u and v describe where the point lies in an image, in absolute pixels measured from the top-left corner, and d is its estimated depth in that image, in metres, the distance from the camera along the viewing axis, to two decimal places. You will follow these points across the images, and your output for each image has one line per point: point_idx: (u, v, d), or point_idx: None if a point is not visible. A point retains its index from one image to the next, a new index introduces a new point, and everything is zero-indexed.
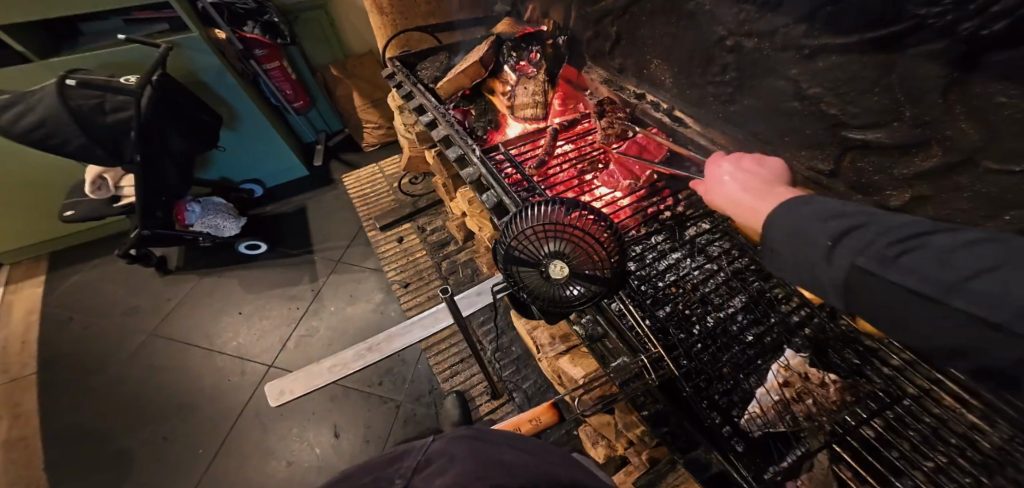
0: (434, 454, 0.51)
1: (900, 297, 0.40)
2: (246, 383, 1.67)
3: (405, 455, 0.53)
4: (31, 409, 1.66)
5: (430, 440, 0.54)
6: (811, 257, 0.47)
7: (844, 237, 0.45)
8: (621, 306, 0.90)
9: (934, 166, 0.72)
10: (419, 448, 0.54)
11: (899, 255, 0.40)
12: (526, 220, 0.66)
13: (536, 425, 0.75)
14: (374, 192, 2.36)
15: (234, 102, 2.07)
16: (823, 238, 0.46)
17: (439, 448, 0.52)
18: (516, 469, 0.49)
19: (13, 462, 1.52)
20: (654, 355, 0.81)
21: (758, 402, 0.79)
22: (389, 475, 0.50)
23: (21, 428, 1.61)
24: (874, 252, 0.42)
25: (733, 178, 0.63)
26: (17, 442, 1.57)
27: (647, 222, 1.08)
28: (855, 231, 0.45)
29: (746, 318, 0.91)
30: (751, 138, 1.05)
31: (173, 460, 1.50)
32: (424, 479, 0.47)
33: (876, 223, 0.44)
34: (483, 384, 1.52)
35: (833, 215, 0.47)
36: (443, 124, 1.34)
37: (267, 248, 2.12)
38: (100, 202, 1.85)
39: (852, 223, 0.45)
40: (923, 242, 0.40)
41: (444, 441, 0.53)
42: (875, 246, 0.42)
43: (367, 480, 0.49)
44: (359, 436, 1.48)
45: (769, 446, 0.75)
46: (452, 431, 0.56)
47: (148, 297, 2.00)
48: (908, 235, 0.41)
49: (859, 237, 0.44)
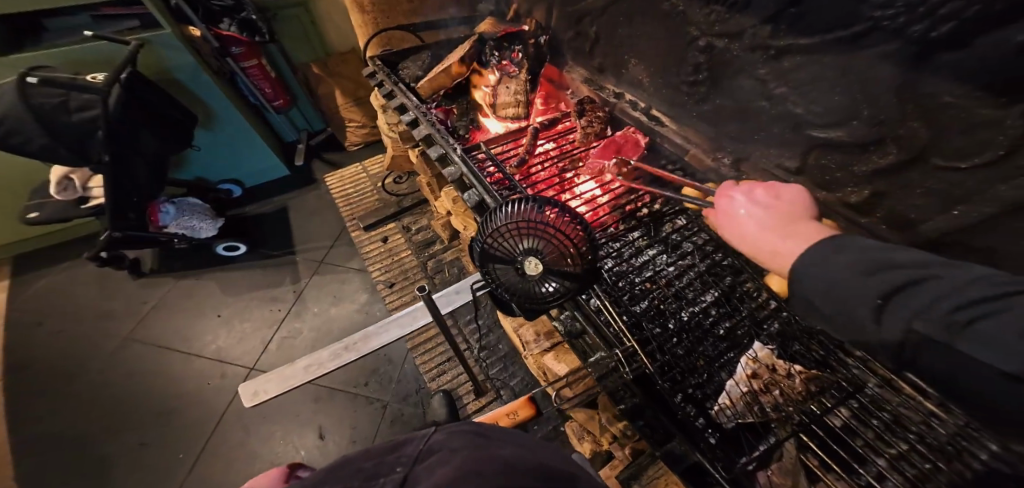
0: (437, 444, 0.45)
1: (964, 364, 0.37)
2: (227, 387, 1.64)
3: (407, 445, 0.47)
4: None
5: (431, 433, 0.49)
6: (861, 315, 0.45)
7: (897, 294, 0.43)
8: (599, 302, 0.89)
9: (890, 164, 0.76)
10: (421, 438, 0.48)
11: (967, 322, 0.38)
12: (502, 217, 0.67)
13: (514, 419, 0.77)
14: (357, 192, 2.33)
15: (209, 100, 2.02)
16: (871, 297, 0.44)
17: (442, 439, 0.46)
18: (519, 464, 0.43)
19: None
20: (628, 349, 0.82)
21: (728, 394, 0.82)
22: (388, 462, 0.44)
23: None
24: (938, 317, 0.39)
25: (747, 212, 0.63)
26: None
27: (625, 218, 1.10)
28: (911, 290, 0.42)
29: (718, 311, 0.94)
30: (724, 136, 1.08)
31: (150, 467, 1.46)
32: (426, 467, 0.41)
33: (943, 279, 0.41)
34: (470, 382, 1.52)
35: (880, 267, 0.45)
36: (425, 123, 1.33)
37: (247, 250, 2.08)
38: (66, 203, 1.79)
39: (908, 278, 0.43)
40: (998, 308, 0.37)
41: (447, 435, 0.48)
42: (937, 309, 0.40)
43: (367, 470, 0.43)
44: (345, 438, 1.47)
45: (740, 438, 0.79)
46: (455, 428, 0.50)
47: (122, 300, 1.94)
48: (985, 298, 0.37)
49: (912, 297, 0.42)
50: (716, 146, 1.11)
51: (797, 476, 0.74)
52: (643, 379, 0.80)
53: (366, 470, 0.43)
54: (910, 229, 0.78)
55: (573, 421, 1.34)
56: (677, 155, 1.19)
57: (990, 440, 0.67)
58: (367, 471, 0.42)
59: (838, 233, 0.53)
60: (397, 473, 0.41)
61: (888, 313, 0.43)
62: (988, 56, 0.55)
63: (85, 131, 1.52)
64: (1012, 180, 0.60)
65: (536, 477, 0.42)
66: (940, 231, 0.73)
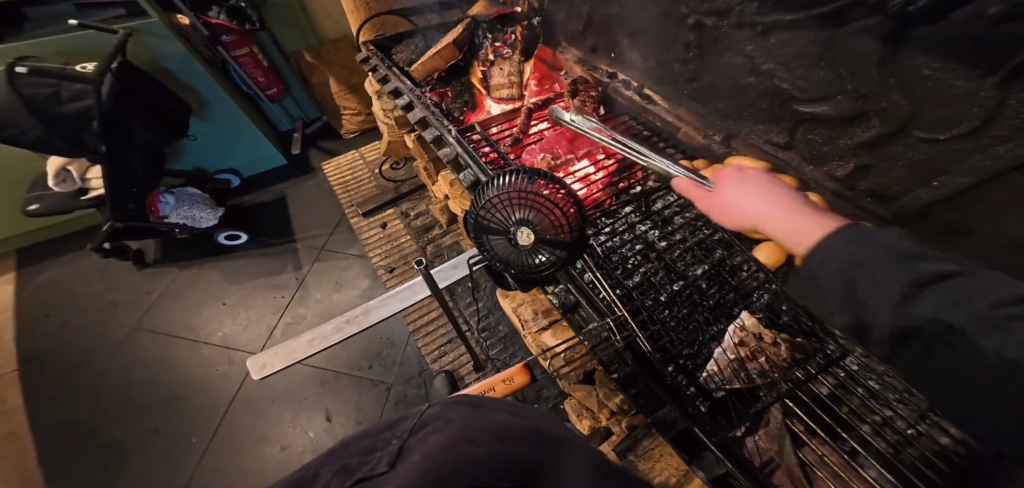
0: (430, 415, 0.42)
1: (987, 362, 0.36)
2: (234, 373, 1.68)
3: (401, 420, 0.44)
4: (17, 407, 1.65)
5: (424, 404, 0.45)
6: (882, 303, 0.42)
7: (928, 284, 0.40)
8: (592, 275, 0.93)
9: (873, 136, 0.80)
10: (415, 410, 0.46)
11: (1008, 318, 0.35)
12: (494, 189, 0.69)
13: (509, 385, 0.79)
14: (355, 179, 2.33)
15: (201, 89, 2.02)
16: (899, 282, 0.41)
17: (435, 409, 0.44)
18: (512, 434, 0.40)
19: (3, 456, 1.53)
20: (619, 317, 0.85)
21: (716, 361, 0.84)
22: (384, 435, 0.42)
23: (7, 425, 1.61)
24: (969, 310, 0.37)
25: (752, 191, 0.64)
26: (6, 437, 1.58)
27: (618, 195, 1.12)
28: (941, 281, 0.40)
29: (708, 282, 0.95)
30: (715, 114, 1.11)
31: (161, 451, 1.52)
32: (420, 440, 0.38)
33: (975, 277, 0.39)
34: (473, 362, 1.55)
35: (905, 258, 0.43)
36: (420, 106, 1.33)
37: (248, 239, 2.10)
38: (66, 194, 1.83)
39: (934, 272, 0.40)
40: None
41: (440, 406, 0.45)
42: (972, 304, 0.37)
43: (360, 446, 0.41)
44: (351, 420, 1.51)
45: (727, 404, 0.81)
46: (450, 398, 0.47)
47: (127, 291, 1.97)
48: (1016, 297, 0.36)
49: (946, 287, 0.39)
50: (707, 123, 1.14)
51: (783, 440, 0.78)
52: (632, 347, 0.82)
53: (361, 446, 0.41)
54: (893, 201, 0.82)
55: (572, 399, 1.35)
56: (669, 133, 1.21)
57: None
58: (362, 447, 0.40)
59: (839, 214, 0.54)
60: (392, 446, 0.39)
61: (913, 302, 0.40)
62: (965, 28, 0.59)
63: (77, 121, 1.54)
64: (987, 149, 0.63)
65: (527, 446, 0.39)
66: (921, 203, 0.77)
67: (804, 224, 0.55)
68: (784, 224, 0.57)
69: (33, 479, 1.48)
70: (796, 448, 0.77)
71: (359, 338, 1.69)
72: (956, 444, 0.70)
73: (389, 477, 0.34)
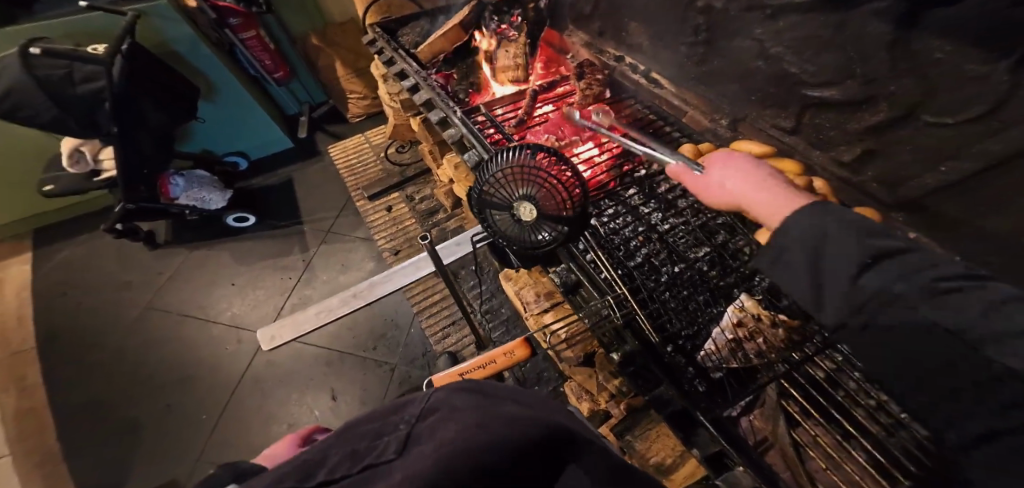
0: (437, 401, 0.43)
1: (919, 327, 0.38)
2: (242, 353, 1.72)
3: (407, 406, 0.45)
4: (37, 383, 1.72)
5: (431, 390, 0.46)
6: (841, 271, 0.43)
7: (880, 258, 0.41)
8: (594, 256, 0.93)
9: (882, 120, 0.79)
10: (423, 397, 0.46)
11: (946, 292, 0.37)
12: (498, 164, 0.70)
13: (510, 358, 0.79)
14: (360, 162, 2.34)
15: (210, 72, 2.03)
16: (861, 255, 0.42)
17: (442, 396, 0.44)
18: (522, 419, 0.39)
19: (27, 427, 1.61)
20: (619, 295, 0.86)
21: (713, 341, 0.84)
22: (392, 421, 0.42)
23: (29, 400, 1.68)
24: (918, 282, 0.38)
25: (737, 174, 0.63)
26: (28, 411, 1.65)
27: (622, 178, 1.12)
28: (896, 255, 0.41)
29: (710, 264, 0.95)
30: (722, 99, 1.10)
31: (175, 427, 1.57)
32: (428, 427, 0.39)
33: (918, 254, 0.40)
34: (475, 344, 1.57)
35: (866, 232, 0.43)
36: (426, 88, 1.33)
37: (257, 221, 2.13)
38: (80, 175, 1.86)
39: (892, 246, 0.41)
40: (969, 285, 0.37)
41: (446, 392, 0.45)
42: (920, 276, 0.39)
43: (366, 430, 0.41)
44: (357, 399, 1.56)
45: (724, 384, 0.80)
46: (457, 383, 0.47)
47: (140, 271, 2.02)
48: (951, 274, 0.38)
49: (897, 263, 0.40)
50: (714, 107, 1.13)
51: (777, 420, 0.81)
52: (630, 325, 0.83)
53: (368, 429, 0.41)
54: (899, 187, 0.82)
55: (572, 381, 1.33)
56: (675, 117, 1.21)
57: None
58: (371, 430, 0.41)
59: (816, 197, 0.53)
60: (400, 432, 0.40)
61: (872, 273, 0.41)
62: (980, 11, 0.57)
63: (91, 103, 1.57)
64: (996, 134, 0.63)
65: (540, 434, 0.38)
66: (927, 188, 0.76)
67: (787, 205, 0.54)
68: (768, 206, 0.56)
69: (55, 451, 1.56)
70: (791, 430, 0.80)
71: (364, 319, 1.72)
72: None
73: (397, 463, 0.34)
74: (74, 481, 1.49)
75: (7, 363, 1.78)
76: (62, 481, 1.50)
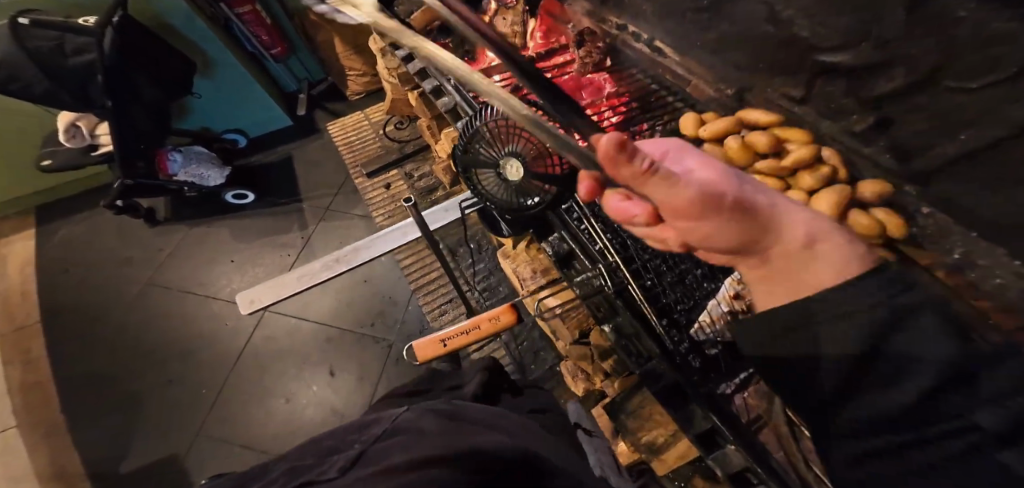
0: (404, 422, 0.43)
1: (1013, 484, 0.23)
2: (241, 328, 1.73)
3: (375, 424, 0.45)
4: (42, 357, 1.75)
5: (401, 409, 0.46)
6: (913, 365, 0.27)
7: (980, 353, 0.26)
8: (588, 225, 0.92)
9: (898, 87, 0.74)
10: (391, 416, 0.45)
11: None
12: (484, 123, 0.70)
13: (496, 323, 0.75)
14: (359, 139, 2.30)
15: (205, 46, 1.99)
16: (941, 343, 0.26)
17: (410, 417, 0.44)
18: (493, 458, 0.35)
19: (34, 399, 1.64)
20: (611, 264, 0.84)
21: (709, 312, 0.81)
22: (351, 440, 0.42)
23: (34, 375, 1.70)
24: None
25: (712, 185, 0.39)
26: (34, 384, 1.68)
27: None
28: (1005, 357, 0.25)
29: None
30: (729, 68, 1.05)
31: (176, 401, 1.60)
32: (380, 451, 0.38)
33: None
34: None
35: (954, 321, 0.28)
36: (421, 57, 1.29)
37: (255, 198, 2.11)
38: (77, 150, 1.85)
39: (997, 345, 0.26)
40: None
41: (415, 413, 0.45)
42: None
43: (325, 447, 0.42)
44: (354, 375, 1.57)
45: (718, 359, 0.78)
46: (427, 406, 0.47)
47: (140, 248, 2.02)
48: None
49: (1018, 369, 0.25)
50: (721, 77, 1.08)
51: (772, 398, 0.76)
52: (624, 297, 0.81)
53: (328, 446, 0.42)
54: (915, 158, 0.77)
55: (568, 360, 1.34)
56: (679, 87, 1.16)
57: None
58: (327, 448, 0.41)
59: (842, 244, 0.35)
60: (354, 450, 0.39)
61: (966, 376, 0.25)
62: None
63: (83, 77, 1.55)
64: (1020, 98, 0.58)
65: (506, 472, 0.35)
66: (945, 158, 0.72)
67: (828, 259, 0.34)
68: (801, 251, 0.35)
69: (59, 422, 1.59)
70: (784, 409, 0.75)
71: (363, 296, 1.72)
72: None
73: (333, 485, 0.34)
74: (81, 452, 1.53)
75: (13, 336, 1.80)
76: (70, 451, 1.53)
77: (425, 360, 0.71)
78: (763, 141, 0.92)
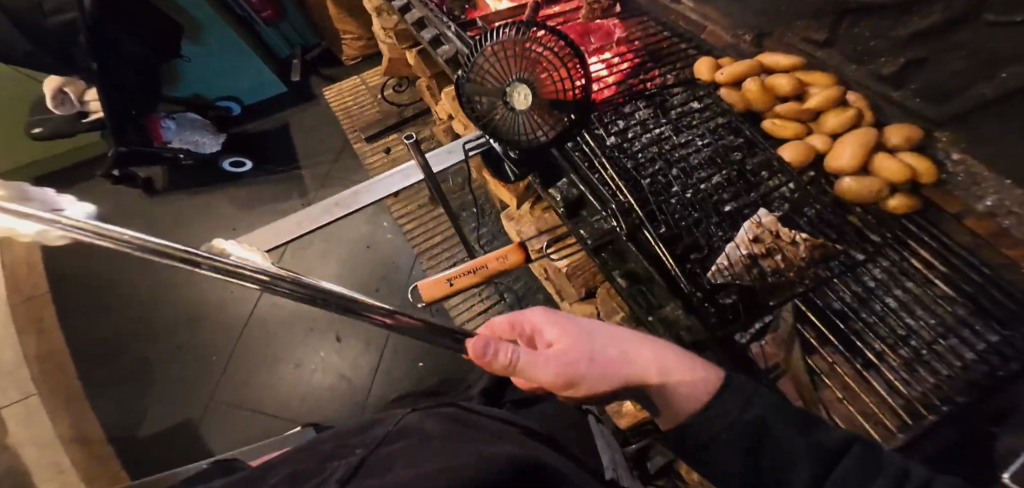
0: (405, 427, 0.38)
1: None
2: (247, 296, 1.73)
3: (378, 429, 0.40)
4: (55, 325, 1.74)
5: (406, 412, 0.41)
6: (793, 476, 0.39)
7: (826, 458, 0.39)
8: (597, 169, 0.85)
9: (934, 23, 0.76)
10: (395, 420, 0.41)
11: None
12: (487, 46, 0.65)
13: (504, 262, 0.74)
14: (358, 104, 2.23)
15: (191, 8, 1.86)
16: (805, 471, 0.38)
17: (414, 421, 0.39)
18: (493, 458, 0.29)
19: None
20: (624, 204, 0.76)
21: (727, 254, 0.69)
22: (350, 445, 0.38)
23: (47, 344, 1.70)
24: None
25: (576, 344, 0.53)
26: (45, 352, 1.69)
27: (634, 96, 0.99)
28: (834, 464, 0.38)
29: (722, 186, 0.83)
30: (749, 14, 1.02)
31: (185, 367, 1.61)
32: (381, 457, 0.33)
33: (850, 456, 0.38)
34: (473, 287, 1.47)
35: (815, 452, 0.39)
36: (418, 5, 1.21)
37: (253, 167, 2.06)
38: (66, 117, 1.80)
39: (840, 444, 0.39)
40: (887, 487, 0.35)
41: (419, 416, 0.40)
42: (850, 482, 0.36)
43: (328, 453, 0.38)
44: (361, 341, 1.57)
45: (736, 307, 0.67)
46: (440, 409, 0.43)
47: (140, 219, 1.99)
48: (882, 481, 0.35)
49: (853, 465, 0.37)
50: (738, 24, 1.03)
51: (794, 345, 0.65)
52: (636, 240, 0.74)
53: (325, 452, 0.38)
54: (950, 101, 0.73)
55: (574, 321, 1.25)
56: (693, 34, 1.09)
57: (992, 331, 0.60)
58: (326, 453, 0.37)
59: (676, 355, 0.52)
60: (355, 455, 0.35)
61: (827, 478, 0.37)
62: None
63: (64, 36, 1.46)
64: None
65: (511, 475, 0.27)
66: (982, 100, 0.70)
67: (673, 371, 0.50)
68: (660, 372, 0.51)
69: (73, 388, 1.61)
70: (804, 356, 0.65)
71: (364, 262, 1.63)
72: (981, 359, 0.58)
73: None
74: (93, 417, 1.53)
75: (22, 307, 1.79)
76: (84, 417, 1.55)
77: (430, 300, 0.68)
78: (785, 83, 0.86)
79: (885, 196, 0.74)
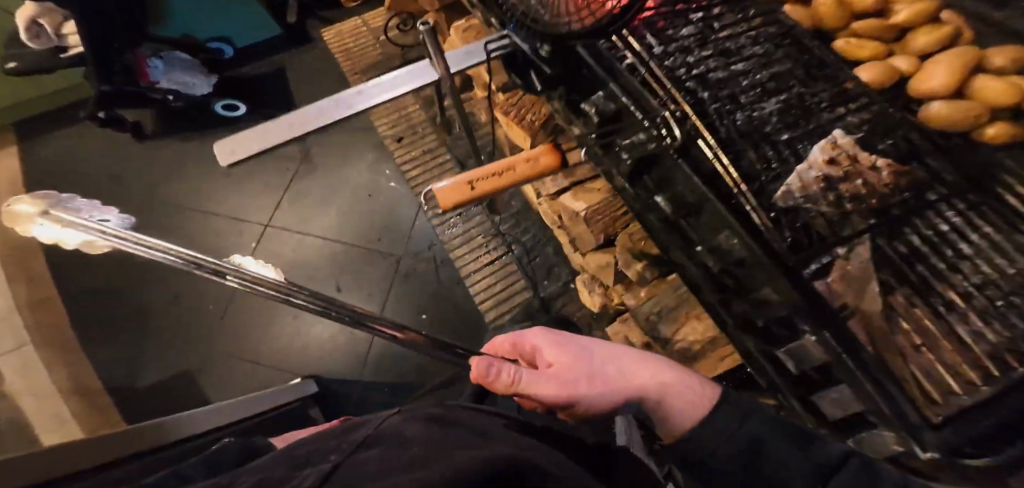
0: (401, 428, 0.26)
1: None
2: (243, 245, 1.55)
3: (363, 429, 0.28)
4: (46, 274, 1.68)
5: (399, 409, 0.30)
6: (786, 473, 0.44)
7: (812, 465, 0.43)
8: (644, 76, 0.68)
9: None
10: (382, 418, 0.29)
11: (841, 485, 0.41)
12: None
13: (535, 165, 0.65)
14: (359, 47, 2.06)
15: None
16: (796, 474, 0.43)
17: (413, 422, 0.27)
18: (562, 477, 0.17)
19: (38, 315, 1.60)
20: (677, 112, 0.62)
21: (799, 175, 0.56)
22: (325, 450, 0.26)
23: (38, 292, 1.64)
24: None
25: (576, 360, 0.53)
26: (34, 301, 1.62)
27: (676, 18, 0.76)
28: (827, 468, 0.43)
29: (784, 118, 0.65)
30: None
31: (180, 319, 1.55)
32: (369, 465, 0.21)
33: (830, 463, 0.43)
34: (479, 238, 1.37)
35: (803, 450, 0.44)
36: None
37: (248, 110, 1.95)
38: (42, 51, 1.65)
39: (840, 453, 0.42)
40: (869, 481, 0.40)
41: (419, 415, 0.28)
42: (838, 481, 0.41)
43: (293, 458, 0.26)
44: (364, 292, 1.40)
45: (804, 240, 0.53)
46: (445, 408, 0.31)
47: (130, 166, 1.89)
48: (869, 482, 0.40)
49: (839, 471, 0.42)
50: None
51: (869, 289, 0.50)
52: (689, 156, 0.60)
53: (291, 459, 0.26)
54: None
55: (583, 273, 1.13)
56: None
57: None
58: (291, 461, 0.25)
59: (675, 376, 0.53)
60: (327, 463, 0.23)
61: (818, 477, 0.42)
62: None
63: None
64: None
65: None
66: None
67: (674, 389, 0.51)
68: (661, 388, 0.51)
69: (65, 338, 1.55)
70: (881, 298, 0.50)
71: (365, 211, 1.52)
72: None
73: None
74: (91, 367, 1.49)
75: (10, 254, 1.72)
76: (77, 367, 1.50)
77: (446, 206, 0.61)
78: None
79: (983, 122, 0.58)
